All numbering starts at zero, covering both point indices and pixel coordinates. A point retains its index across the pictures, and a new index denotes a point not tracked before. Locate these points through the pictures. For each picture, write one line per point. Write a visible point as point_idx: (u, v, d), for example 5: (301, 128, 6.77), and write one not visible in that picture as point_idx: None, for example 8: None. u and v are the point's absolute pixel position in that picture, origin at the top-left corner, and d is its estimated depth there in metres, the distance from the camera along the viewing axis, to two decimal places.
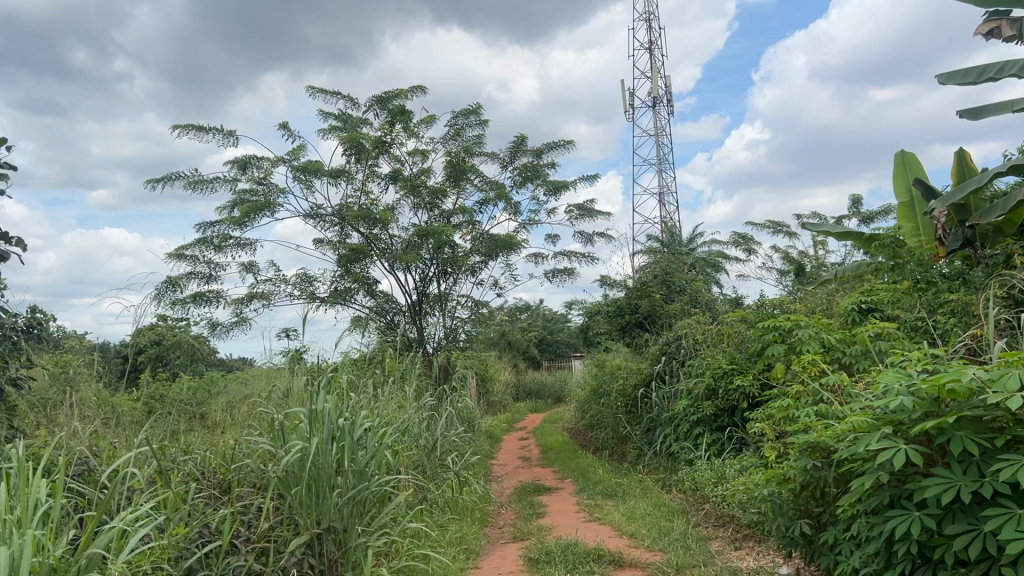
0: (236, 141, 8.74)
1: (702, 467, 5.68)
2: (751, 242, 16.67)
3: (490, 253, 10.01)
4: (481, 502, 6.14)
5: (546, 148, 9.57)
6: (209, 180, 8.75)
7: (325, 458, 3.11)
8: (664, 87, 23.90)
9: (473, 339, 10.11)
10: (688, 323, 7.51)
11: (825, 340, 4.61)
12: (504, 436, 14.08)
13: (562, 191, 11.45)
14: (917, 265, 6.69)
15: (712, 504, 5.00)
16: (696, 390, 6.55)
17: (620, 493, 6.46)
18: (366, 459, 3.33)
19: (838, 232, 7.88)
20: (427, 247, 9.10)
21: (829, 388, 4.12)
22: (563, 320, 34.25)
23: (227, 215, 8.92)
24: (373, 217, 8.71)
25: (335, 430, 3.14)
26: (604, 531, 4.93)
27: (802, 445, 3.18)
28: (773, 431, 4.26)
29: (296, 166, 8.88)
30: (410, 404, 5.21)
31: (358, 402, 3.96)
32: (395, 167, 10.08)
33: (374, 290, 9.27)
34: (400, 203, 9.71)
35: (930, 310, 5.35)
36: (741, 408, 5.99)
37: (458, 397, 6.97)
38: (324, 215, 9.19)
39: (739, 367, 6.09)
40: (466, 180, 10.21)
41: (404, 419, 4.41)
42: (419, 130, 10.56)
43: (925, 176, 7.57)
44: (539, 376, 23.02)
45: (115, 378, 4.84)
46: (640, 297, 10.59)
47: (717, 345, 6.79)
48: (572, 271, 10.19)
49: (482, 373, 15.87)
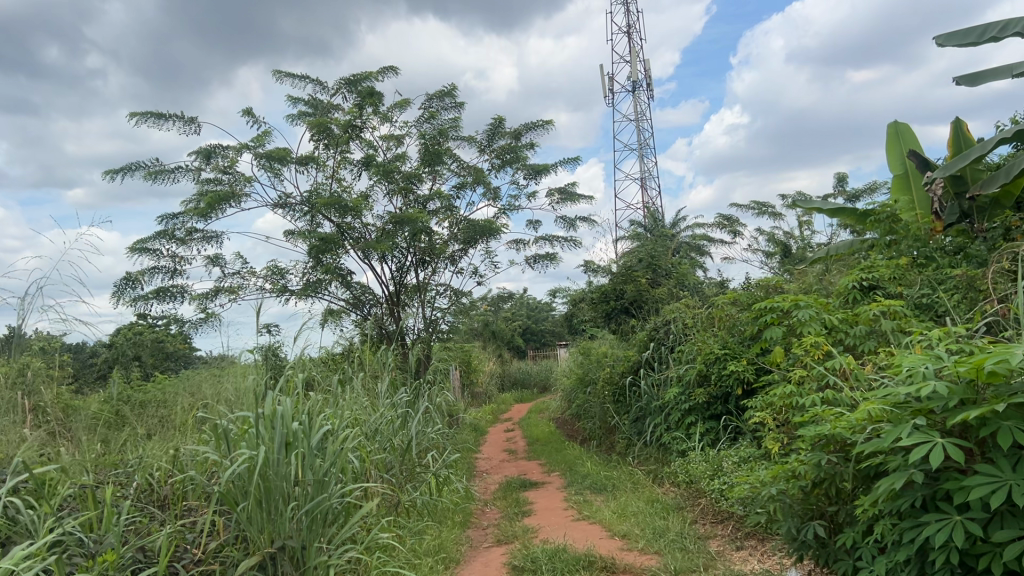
0: (198, 128, 8.30)
1: (696, 459, 5.35)
2: (737, 224, 16.37)
3: (469, 240, 9.63)
4: (463, 501, 5.80)
5: (524, 129, 9.20)
6: (170, 170, 8.31)
7: (278, 468, 2.73)
8: (643, 71, 23.58)
9: (454, 330, 9.74)
10: (677, 308, 7.19)
11: (826, 321, 4.29)
12: (490, 429, 13.76)
13: (543, 174, 11.09)
14: (914, 240, 6.39)
15: (709, 499, 4.68)
16: (687, 376, 6.23)
17: (609, 487, 6.14)
18: (328, 467, 2.96)
19: (829, 208, 7.57)
20: (402, 235, 8.71)
21: (835, 371, 3.79)
22: (547, 309, 33.96)
23: (191, 207, 8.49)
24: (344, 204, 8.30)
25: (289, 436, 2.76)
26: (594, 531, 4.61)
27: (814, 437, 2.85)
28: (776, 422, 3.94)
29: (262, 153, 8.46)
30: (381, 402, 4.84)
31: (320, 403, 3.58)
32: (367, 153, 9.68)
33: (349, 281, 8.88)
34: (373, 189, 9.32)
35: (934, 287, 5.03)
36: (735, 395, 5.68)
37: (437, 391, 6.62)
38: (294, 204, 8.78)
39: (731, 352, 5.78)
40: (442, 165, 9.83)
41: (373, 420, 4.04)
42: (392, 114, 10.16)
43: (920, 147, 7.27)
44: (524, 366, 22.71)
45: (59, 381, 4.46)
46: (626, 282, 10.25)
47: (708, 330, 6.47)
48: (555, 257, 9.85)
49: (465, 364, 15.54)
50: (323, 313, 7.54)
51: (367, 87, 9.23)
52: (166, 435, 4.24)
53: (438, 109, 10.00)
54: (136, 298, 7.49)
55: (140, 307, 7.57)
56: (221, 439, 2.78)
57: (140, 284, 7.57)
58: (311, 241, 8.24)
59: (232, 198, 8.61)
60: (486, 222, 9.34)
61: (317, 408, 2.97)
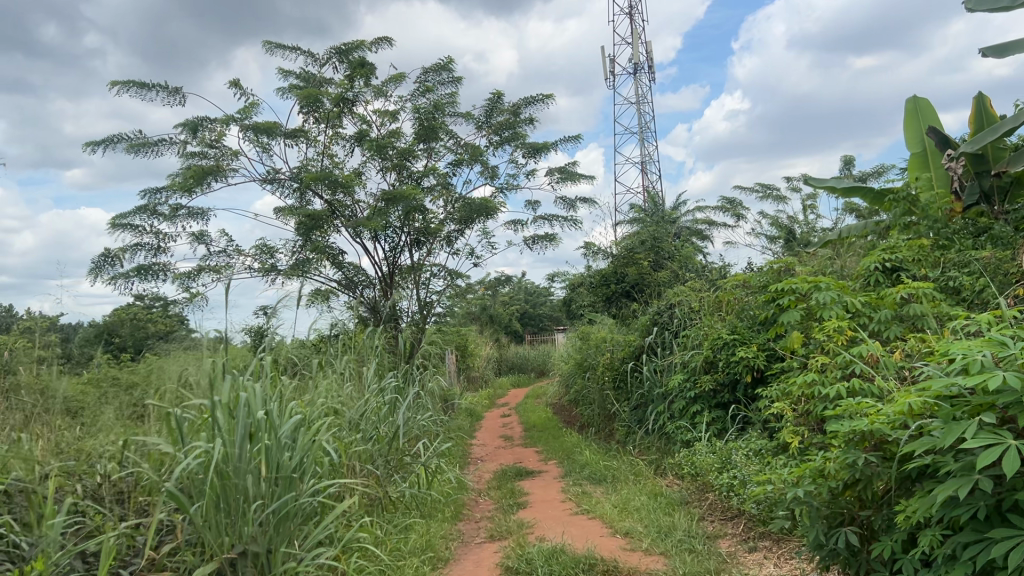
0: (182, 99, 7.91)
1: (703, 450, 5.04)
2: (740, 208, 16.01)
3: (465, 219, 9.28)
4: (455, 492, 5.50)
5: (524, 104, 8.83)
6: (153, 143, 7.93)
7: (240, 462, 2.41)
8: (645, 53, 23.18)
9: (449, 313, 9.43)
10: (682, 291, 6.86)
11: (848, 303, 3.93)
12: (485, 413, 13.50)
13: (542, 153, 10.72)
14: (934, 222, 6.04)
15: (718, 493, 4.37)
16: (693, 362, 5.91)
17: (610, 478, 5.83)
18: (298, 460, 2.64)
19: (843, 188, 7.21)
20: (395, 212, 8.35)
21: (861, 358, 3.46)
22: (545, 294, 33.65)
23: (175, 181, 8.12)
24: (335, 179, 7.92)
25: (254, 426, 2.44)
26: (595, 528, 4.30)
27: (847, 434, 2.52)
28: (795, 413, 3.61)
29: (249, 126, 8.09)
30: (368, 387, 4.51)
31: (295, 391, 3.25)
32: (360, 128, 9.31)
33: (340, 260, 8.54)
34: (366, 166, 8.96)
35: (960, 269, 4.70)
36: (744, 382, 5.36)
37: (432, 375, 6.31)
38: (283, 180, 8.42)
39: (741, 337, 5.46)
40: (437, 141, 9.46)
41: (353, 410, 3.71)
42: (386, 89, 9.78)
43: (940, 124, 6.89)
44: (521, 350, 22.42)
45: (17, 361, 4.11)
46: (628, 265, 9.90)
47: (715, 314, 6.15)
48: (554, 238, 9.50)
49: (461, 347, 15.24)
50: (313, 293, 7.20)
51: (359, 58, 8.85)
52: (133, 421, 3.90)
53: (434, 83, 9.61)
54: (115, 276, 7.12)
55: (121, 286, 7.21)
56: (176, 429, 2.44)
57: (120, 261, 7.20)
58: (300, 218, 7.89)
59: (218, 173, 8.23)
60: (483, 200, 8.98)
61: (289, 395, 2.64)
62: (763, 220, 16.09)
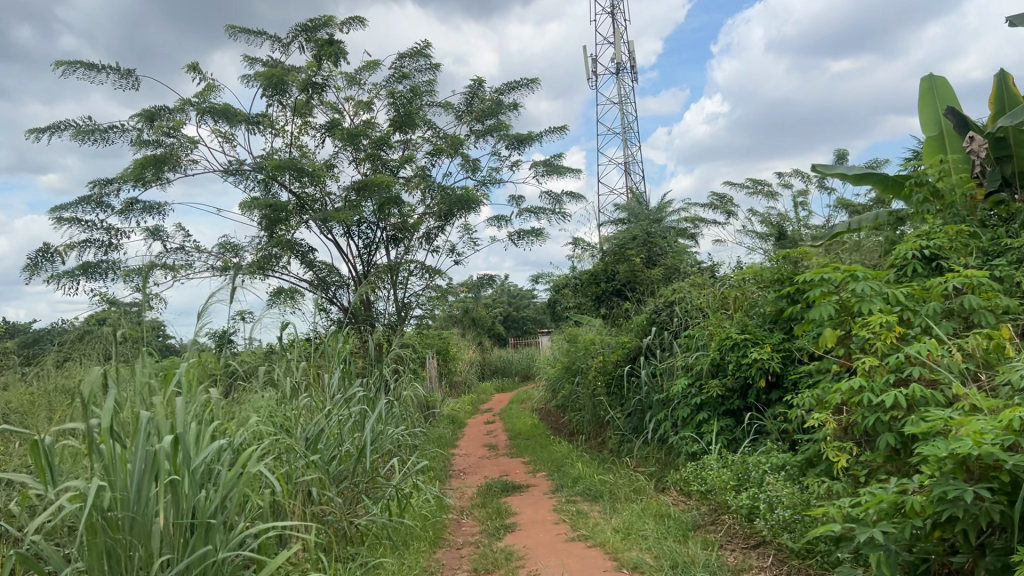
0: (135, 82, 7.25)
1: (714, 462, 4.48)
2: (730, 205, 15.48)
3: (446, 214, 8.67)
4: (435, 514, 4.90)
5: (506, 90, 8.24)
6: (102, 129, 7.26)
7: (136, 508, 1.81)
8: (628, 52, 22.70)
9: (429, 314, 8.82)
10: (681, 288, 6.30)
11: (890, 295, 3.34)
12: (469, 420, 12.89)
13: (526, 145, 10.13)
14: (962, 208, 5.48)
15: (737, 516, 3.80)
16: (697, 366, 5.33)
17: (607, 495, 5.24)
18: (221, 501, 2.03)
19: (853, 175, 6.64)
20: (368, 204, 7.72)
21: (919, 360, 2.86)
22: (528, 296, 33.05)
23: (128, 172, 7.46)
24: (301, 168, 7.29)
25: (158, 458, 1.84)
26: (596, 558, 3.72)
27: (935, 460, 1.94)
28: (836, 426, 3.03)
29: (207, 110, 7.45)
30: (330, 397, 3.89)
31: (227, 407, 2.63)
32: (331, 117, 8.70)
33: (310, 259, 7.91)
34: (337, 156, 8.34)
35: (1003, 258, 4.15)
36: (757, 386, 4.79)
37: (408, 382, 5.71)
38: (247, 172, 7.78)
39: (753, 338, 4.89)
40: (414, 131, 8.85)
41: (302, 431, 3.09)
42: (360, 77, 9.17)
43: (957, 105, 6.33)
44: (505, 353, 21.80)
45: None
46: (619, 262, 9.32)
47: (721, 311, 5.58)
48: (541, 233, 8.91)
49: (444, 351, 14.61)
50: (276, 292, 6.57)
51: (328, 38, 8.21)
52: None
53: (411, 70, 8.98)
54: (57, 274, 6.44)
55: (65, 285, 6.53)
56: (47, 463, 1.84)
57: (62, 257, 6.51)
58: (263, 211, 7.26)
59: (173, 164, 7.75)
60: (464, 193, 8.36)
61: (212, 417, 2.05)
62: (755, 217, 15.56)
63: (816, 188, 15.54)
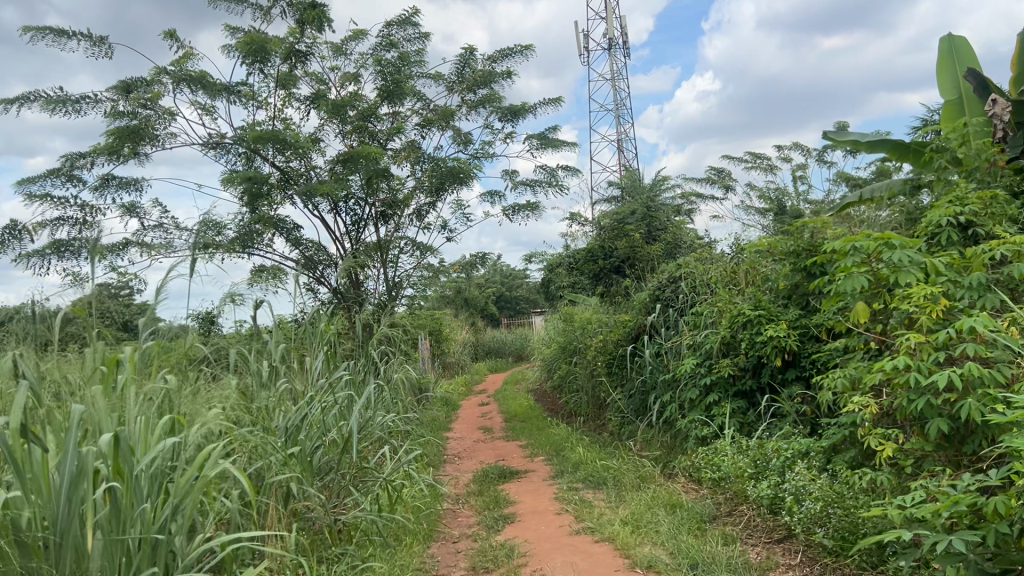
0: (107, 49, 6.83)
1: (728, 448, 4.19)
2: (727, 180, 15.13)
3: (437, 189, 8.30)
4: (430, 504, 4.59)
5: (500, 57, 7.85)
6: (73, 99, 6.85)
7: (61, 525, 1.50)
8: (620, 26, 22.24)
9: (420, 294, 8.48)
10: (687, 263, 5.97)
11: (928, 264, 3.02)
12: (463, 402, 12.60)
13: (519, 117, 9.75)
14: (987, 174, 5.15)
15: (757, 507, 3.51)
16: (705, 345, 5.02)
17: (612, 482, 4.95)
18: (173, 512, 1.72)
19: (866, 141, 6.24)
20: (355, 177, 7.34)
21: (970, 335, 2.55)
22: (521, 276, 32.74)
23: (101, 145, 7.06)
24: (284, 140, 6.90)
25: (88, 466, 1.52)
26: (605, 555, 3.42)
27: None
28: (875, 410, 2.72)
29: (183, 78, 7.03)
30: (313, 382, 3.56)
31: (191, 396, 2.31)
32: (316, 88, 8.29)
33: (295, 237, 7.56)
34: (323, 129, 7.96)
35: None
36: (772, 366, 4.49)
37: (399, 365, 5.38)
38: (228, 145, 7.40)
39: (767, 314, 4.58)
40: (403, 103, 8.45)
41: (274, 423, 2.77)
42: (346, 46, 8.76)
43: (978, 68, 6.00)
44: (498, 333, 21.50)
45: None
46: (617, 238, 8.97)
47: (731, 287, 5.26)
48: (536, 207, 8.56)
49: (437, 331, 14.28)
50: (258, 270, 6.22)
51: (310, 3, 7.79)
52: None
53: (399, 38, 8.56)
54: (26, 252, 6.05)
55: (35, 264, 6.15)
56: None
57: (31, 235, 6.11)
58: (245, 185, 6.89)
59: (150, 139, 7.35)
60: (457, 166, 7.99)
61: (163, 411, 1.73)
62: (753, 191, 15.22)
63: (815, 161, 15.21)
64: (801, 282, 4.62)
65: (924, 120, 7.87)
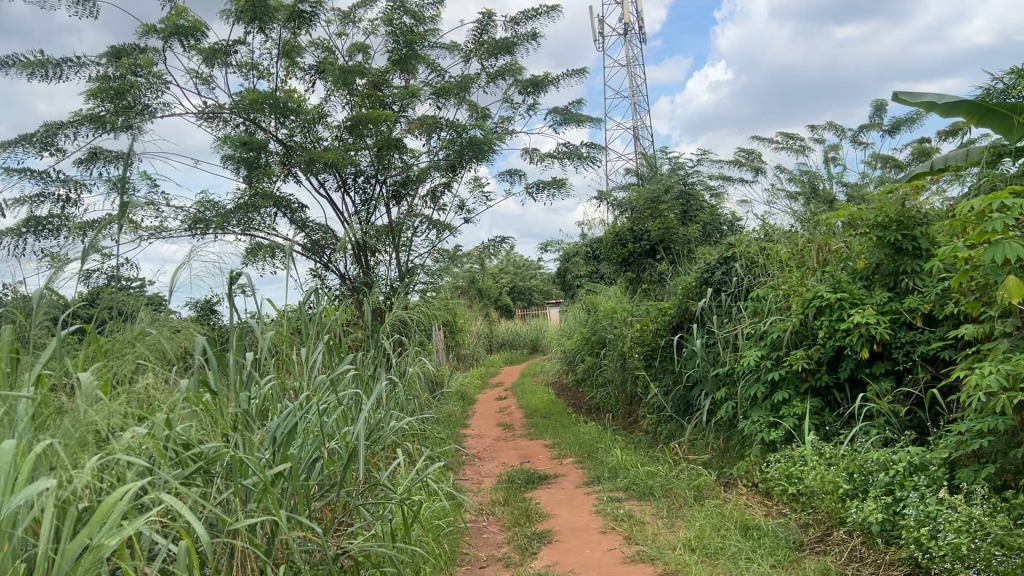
0: (91, 6, 6.15)
1: (809, 456, 3.50)
2: (756, 162, 14.39)
3: (454, 165, 7.62)
4: (453, 517, 3.92)
5: (522, 19, 7.15)
6: (55, 62, 6.20)
7: None
8: (637, 9, 21.48)
9: (436, 281, 7.82)
10: (741, 241, 5.24)
11: None
12: (479, 396, 11.95)
13: (542, 89, 9.04)
14: None
15: (862, 534, 2.82)
16: (769, 333, 4.33)
17: (661, 493, 4.27)
18: None
19: (942, 105, 5.35)
20: (363, 147, 6.66)
21: None
22: (535, 267, 32.07)
23: (86, 114, 6.39)
24: (283, 103, 6.20)
25: None
26: None
27: None
28: None
29: (174, 37, 6.34)
30: (312, 380, 2.89)
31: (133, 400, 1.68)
32: (323, 55, 7.61)
33: (300, 217, 6.90)
34: (330, 99, 7.27)
35: None
36: (855, 358, 3.80)
37: (414, 357, 4.70)
38: (226, 115, 6.73)
39: (851, 297, 3.88)
40: (416, 72, 7.76)
41: (247, 435, 2.10)
42: (354, 13, 8.07)
43: None
44: (513, 325, 20.81)
45: None
46: (649, 219, 8.26)
47: (801, 267, 4.56)
48: (562, 184, 7.87)
49: (451, 324, 13.63)
50: (254, 248, 5.56)
51: None
52: None
53: None
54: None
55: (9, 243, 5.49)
56: None
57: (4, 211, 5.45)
58: (243, 157, 6.22)
59: (140, 109, 6.68)
60: (477, 138, 7.30)
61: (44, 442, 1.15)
62: (783, 175, 14.48)
63: (849, 143, 14.45)
64: (891, 259, 3.92)
65: (988, 87, 7.12)
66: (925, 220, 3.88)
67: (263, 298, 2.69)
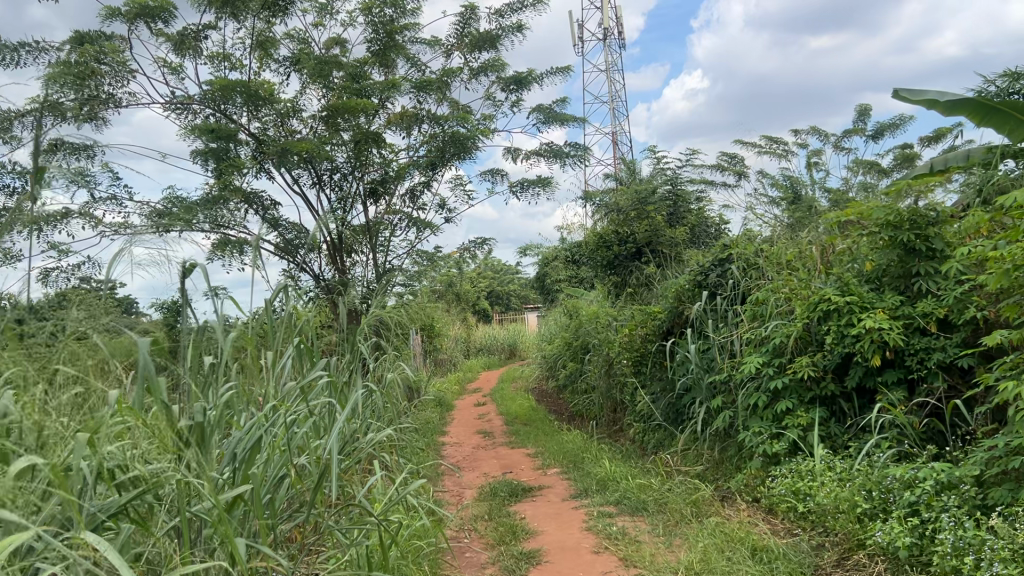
0: None
1: (819, 471, 3.25)
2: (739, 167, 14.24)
3: (435, 163, 7.33)
4: (434, 535, 3.62)
5: (507, 11, 6.88)
6: (11, 46, 5.83)
7: None
8: (617, 14, 21.36)
9: (414, 282, 7.50)
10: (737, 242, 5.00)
11: None
12: (457, 403, 11.63)
13: (525, 87, 8.78)
14: None
15: (887, 558, 2.57)
16: (771, 339, 4.08)
17: (656, 508, 4.00)
18: None
19: (945, 102, 5.15)
20: (340, 141, 6.35)
21: None
22: (512, 272, 31.81)
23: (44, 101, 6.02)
24: (256, 93, 5.88)
25: None
26: None
27: None
28: None
29: (140, 20, 6.00)
30: (280, 387, 2.57)
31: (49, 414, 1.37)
32: (298, 46, 7.29)
33: (272, 214, 6.56)
34: (306, 91, 6.95)
35: None
36: (866, 365, 3.56)
37: (392, 362, 4.39)
38: (195, 106, 6.39)
39: (860, 300, 3.64)
40: (396, 65, 7.46)
41: (200, 450, 1.78)
42: (331, 4, 7.76)
43: None
44: (490, 330, 20.51)
45: None
46: (635, 220, 8.02)
47: (804, 270, 4.32)
48: (548, 183, 7.61)
49: (428, 328, 13.31)
50: (221, 245, 5.23)
51: None
52: None
53: None
54: None
55: None
56: None
57: None
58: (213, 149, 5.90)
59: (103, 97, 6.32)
60: (459, 133, 7.01)
61: None
62: (766, 179, 14.34)
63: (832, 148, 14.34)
64: (903, 261, 3.68)
65: (983, 89, 6.97)
66: (938, 219, 3.65)
67: (227, 295, 2.37)
